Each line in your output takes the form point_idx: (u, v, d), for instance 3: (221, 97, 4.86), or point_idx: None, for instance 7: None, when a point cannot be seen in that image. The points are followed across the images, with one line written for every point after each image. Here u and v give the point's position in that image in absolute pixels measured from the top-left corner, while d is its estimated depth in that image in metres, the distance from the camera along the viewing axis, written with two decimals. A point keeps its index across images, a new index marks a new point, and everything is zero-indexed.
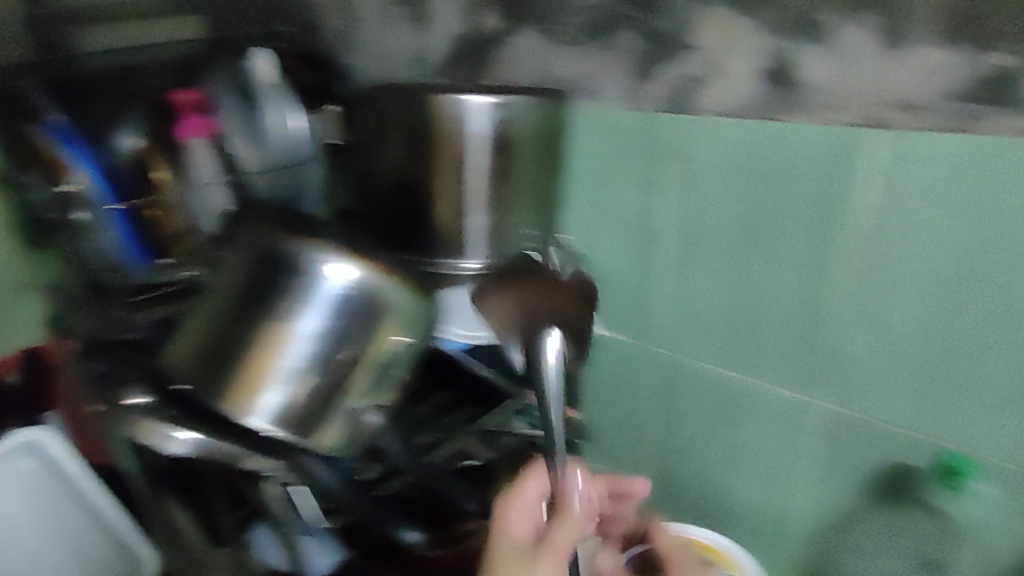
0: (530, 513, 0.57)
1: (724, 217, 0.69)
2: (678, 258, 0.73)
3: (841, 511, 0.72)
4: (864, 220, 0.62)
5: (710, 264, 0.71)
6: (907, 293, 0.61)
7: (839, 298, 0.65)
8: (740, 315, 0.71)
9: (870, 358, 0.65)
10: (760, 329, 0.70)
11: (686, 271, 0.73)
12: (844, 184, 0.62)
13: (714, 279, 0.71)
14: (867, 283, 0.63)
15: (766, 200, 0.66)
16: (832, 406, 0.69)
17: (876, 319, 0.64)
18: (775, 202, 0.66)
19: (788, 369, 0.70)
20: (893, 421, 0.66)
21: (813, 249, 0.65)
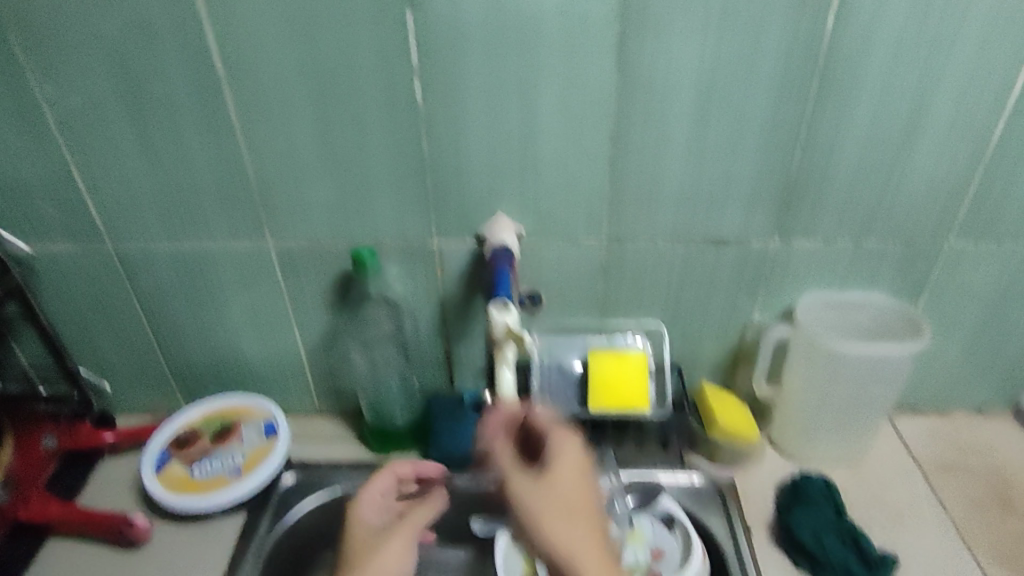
0: (383, 484, 0.72)
1: (95, 65, 0.68)
2: (117, 110, 0.71)
3: (399, 318, 0.82)
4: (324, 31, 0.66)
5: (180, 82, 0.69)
6: (312, 74, 0.69)
7: (319, 86, 0.69)
8: (168, 155, 0.73)
9: (303, 188, 0.75)
10: (181, 133, 0.72)
11: (176, 135, 0.72)
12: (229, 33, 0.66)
13: (134, 120, 0.71)
14: (304, 68, 0.68)
15: (162, 64, 0.68)
16: (424, 285, 0.80)
17: (294, 77, 0.69)
18: (148, 61, 0.68)
19: (254, 168, 0.74)
20: (457, 283, 0.80)
21: (195, 52, 0.67)
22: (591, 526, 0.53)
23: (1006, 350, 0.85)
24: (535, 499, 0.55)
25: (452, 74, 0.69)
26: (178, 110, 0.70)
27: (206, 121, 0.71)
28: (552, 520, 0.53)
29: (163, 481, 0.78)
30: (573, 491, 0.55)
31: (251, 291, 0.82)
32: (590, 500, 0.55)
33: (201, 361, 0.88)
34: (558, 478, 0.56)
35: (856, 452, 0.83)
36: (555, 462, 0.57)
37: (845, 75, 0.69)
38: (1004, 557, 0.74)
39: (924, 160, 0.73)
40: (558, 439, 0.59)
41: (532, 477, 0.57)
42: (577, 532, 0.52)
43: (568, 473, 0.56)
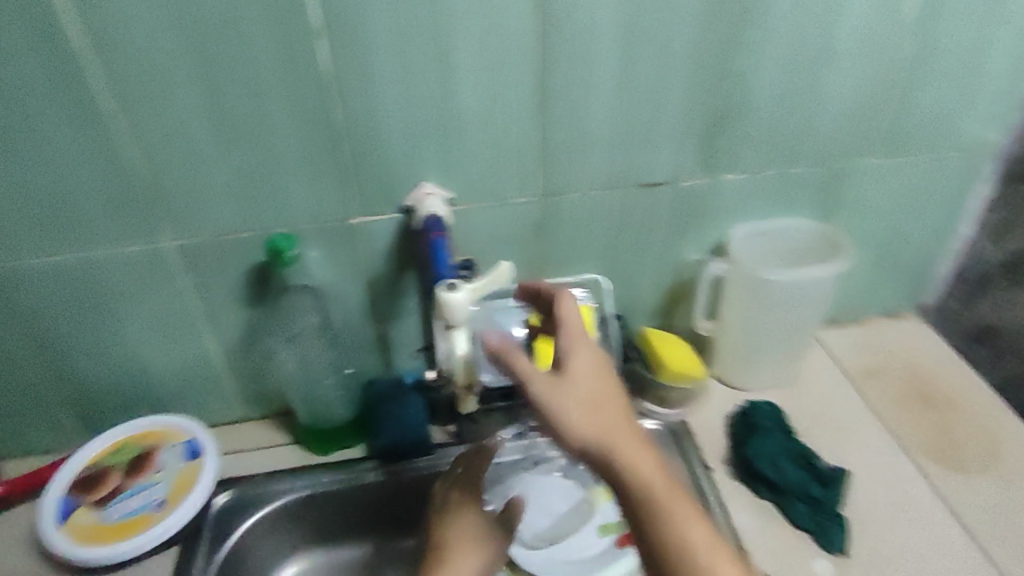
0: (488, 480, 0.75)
1: None
2: None
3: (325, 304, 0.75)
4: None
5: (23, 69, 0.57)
6: (194, 47, 0.58)
7: (203, 62, 0.59)
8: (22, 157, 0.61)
9: (197, 178, 0.65)
10: (38, 131, 0.60)
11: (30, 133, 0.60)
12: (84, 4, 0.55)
13: None
14: (180, 39, 0.58)
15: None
16: (348, 266, 0.74)
17: (170, 54, 0.58)
18: None
19: (133, 162, 0.63)
20: (385, 259, 0.74)
21: (40, 32, 0.55)
22: (614, 413, 0.52)
23: (910, 256, 0.91)
24: (552, 395, 0.52)
25: (357, 30, 0.61)
26: (28, 96, 0.58)
27: (66, 113, 0.59)
28: (572, 409, 0.51)
29: (70, 533, 0.68)
30: (591, 376, 0.54)
31: (147, 298, 0.71)
32: (607, 386, 0.54)
33: (94, 385, 0.76)
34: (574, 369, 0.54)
35: (793, 372, 0.86)
36: (571, 360, 0.54)
37: (766, 1, 0.66)
38: (929, 448, 0.80)
39: (840, 82, 0.74)
40: (569, 340, 0.56)
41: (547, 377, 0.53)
42: (601, 420, 0.51)
43: (585, 367, 0.54)
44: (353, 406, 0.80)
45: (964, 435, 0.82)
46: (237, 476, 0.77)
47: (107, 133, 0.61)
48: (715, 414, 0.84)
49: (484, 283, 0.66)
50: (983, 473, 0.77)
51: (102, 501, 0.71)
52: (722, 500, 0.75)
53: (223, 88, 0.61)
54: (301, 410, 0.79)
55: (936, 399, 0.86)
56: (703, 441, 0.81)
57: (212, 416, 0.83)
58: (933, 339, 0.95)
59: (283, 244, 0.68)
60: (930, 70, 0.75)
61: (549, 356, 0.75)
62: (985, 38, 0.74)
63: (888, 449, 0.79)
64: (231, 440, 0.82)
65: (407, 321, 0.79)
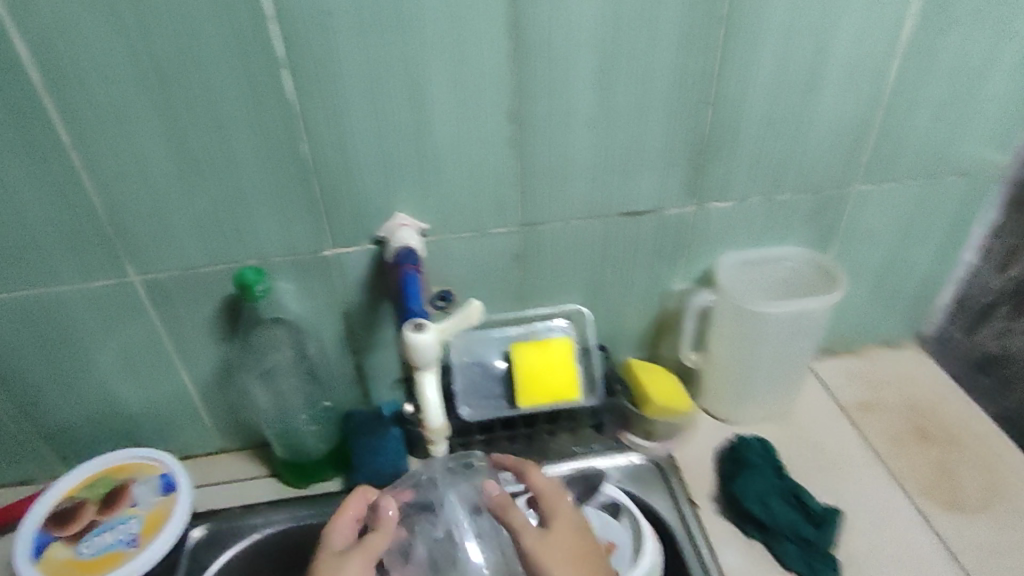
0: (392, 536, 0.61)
1: None
2: None
3: (300, 336, 0.74)
4: (169, 30, 0.55)
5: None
6: (157, 83, 0.58)
7: (167, 97, 0.59)
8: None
9: (164, 213, 0.65)
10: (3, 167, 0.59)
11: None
12: (46, 41, 0.54)
13: None
14: (144, 75, 0.57)
15: None
16: (321, 299, 0.73)
17: (134, 90, 0.58)
18: None
19: (99, 195, 0.63)
20: (360, 291, 0.73)
21: (2, 68, 0.55)
22: None
23: (909, 285, 0.88)
24: (544, 554, 0.57)
25: (324, 64, 0.60)
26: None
27: (30, 149, 0.59)
28: (559, 566, 0.57)
29: (44, 570, 0.66)
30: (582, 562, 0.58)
31: (119, 330, 0.71)
32: (587, 549, 0.59)
33: (70, 417, 0.76)
34: (558, 530, 0.60)
35: (786, 405, 0.84)
36: (553, 522, 0.61)
37: (748, 27, 0.64)
38: (928, 487, 0.77)
39: (830, 109, 0.71)
40: (551, 504, 0.62)
41: (537, 535, 0.59)
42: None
43: (566, 530, 0.60)
44: (332, 439, 0.78)
45: (965, 473, 0.78)
46: (212, 510, 0.76)
47: (71, 169, 0.61)
48: (704, 448, 0.82)
49: (450, 324, 0.60)
50: (984, 514, 0.74)
51: (77, 538, 0.69)
52: (708, 538, 0.72)
53: (189, 122, 0.60)
54: (276, 443, 0.78)
55: (936, 434, 0.82)
56: (691, 476, 0.79)
57: (191, 446, 0.83)
58: (933, 369, 0.92)
59: (253, 278, 0.66)
60: (924, 96, 0.72)
61: (530, 387, 0.75)
62: (983, 63, 0.71)
63: (881, 487, 0.77)
64: (211, 472, 0.81)
65: (384, 353, 0.78)
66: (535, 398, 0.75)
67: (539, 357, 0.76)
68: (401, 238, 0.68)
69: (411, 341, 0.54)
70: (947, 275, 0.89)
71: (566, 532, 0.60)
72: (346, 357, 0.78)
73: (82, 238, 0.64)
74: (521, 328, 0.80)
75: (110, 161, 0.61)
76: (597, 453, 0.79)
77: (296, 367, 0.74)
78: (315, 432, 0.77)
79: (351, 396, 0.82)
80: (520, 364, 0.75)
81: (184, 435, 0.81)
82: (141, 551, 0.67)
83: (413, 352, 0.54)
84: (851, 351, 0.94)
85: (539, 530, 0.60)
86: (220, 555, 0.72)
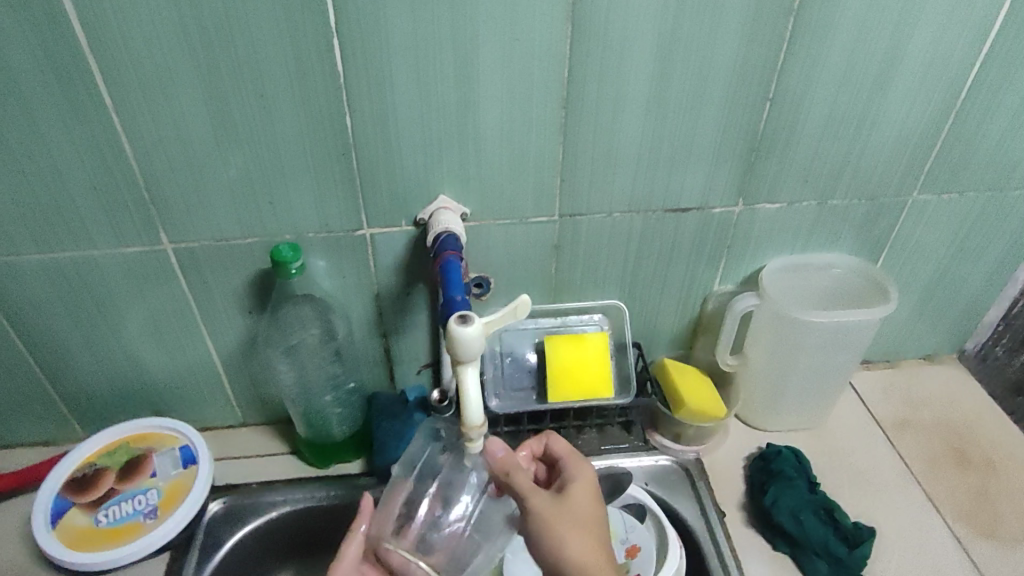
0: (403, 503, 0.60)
1: None
2: None
3: (330, 315, 0.73)
4: None
5: (24, 61, 0.54)
6: (201, 48, 0.55)
7: (210, 64, 0.56)
8: (22, 148, 0.58)
9: (200, 182, 0.62)
10: (39, 125, 0.57)
11: (29, 126, 0.57)
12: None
13: None
14: (187, 39, 0.54)
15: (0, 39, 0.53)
16: (354, 278, 0.71)
17: (177, 54, 0.55)
18: None
19: (135, 160, 0.60)
20: (394, 274, 0.71)
21: (42, 24, 0.52)
22: (596, 542, 0.52)
23: (956, 300, 0.85)
24: (554, 521, 0.52)
25: (374, 36, 0.56)
26: (28, 89, 0.55)
27: (68, 109, 0.57)
28: (568, 533, 0.52)
29: (62, 537, 0.66)
30: (590, 530, 0.53)
31: (147, 297, 0.69)
32: (600, 517, 0.55)
33: (94, 380, 0.75)
34: (572, 492, 0.55)
35: (819, 417, 0.82)
36: (569, 488, 0.56)
37: (821, 19, 0.60)
38: (965, 513, 0.74)
39: (898, 113, 0.67)
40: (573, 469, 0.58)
41: (549, 498, 0.54)
42: (584, 542, 0.52)
43: (582, 496, 0.55)
44: (355, 422, 0.77)
45: (1004, 502, 0.76)
46: (231, 484, 0.75)
47: (108, 131, 0.58)
48: (733, 455, 0.80)
49: (497, 317, 0.53)
50: (1023, 546, 0.72)
51: (95, 505, 0.69)
52: (735, 548, 0.70)
53: (231, 92, 0.57)
54: (299, 422, 0.76)
55: (974, 458, 0.80)
56: (719, 484, 0.77)
57: (212, 417, 0.82)
58: (973, 387, 0.89)
59: (287, 255, 0.63)
60: (1000, 101, 0.68)
61: (562, 382, 0.74)
62: None
63: (915, 508, 0.75)
64: (231, 445, 0.80)
65: (414, 336, 0.77)
66: (566, 394, 0.74)
67: (574, 352, 0.74)
68: (441, 224, 0.65)
69: (460, 334, 0.48)
70: (996, 291, 0.85)
71: (580, 493, 0.55)
72: (373, 337, 0.77)
73: (115, 203, 0.63)
74: (555, 320, 0.78)
75: (148, 126, 0.59)
76: (622, 453, 0.77)
77: (324, 347, 0.73)
78: (340, 414, 0.76)
79: (376, 376, 0.80)
80: (553, 358, 0.74)
81: (206, 405, 0.80)
82: (159, 524, 0.67)
83: (459, 347, 0.49)
84: (889, 363, 0.92)
85: (549, 493, 0.54)
86: (237, 533, 0.71)
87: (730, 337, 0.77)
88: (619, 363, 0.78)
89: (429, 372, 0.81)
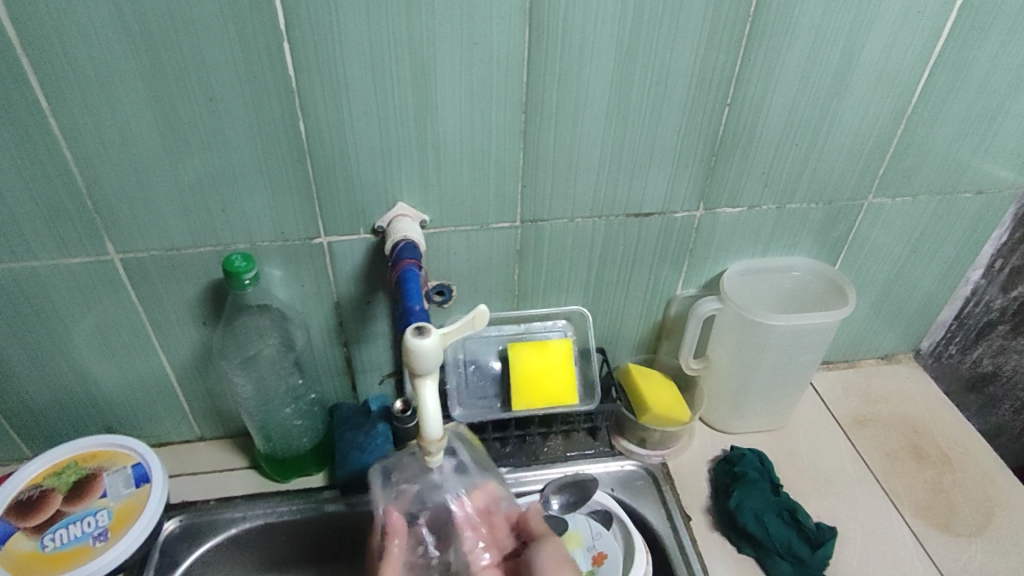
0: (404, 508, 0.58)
1: None
2: None
3: (288, 325, 0.71)
4: None
5: None
6: (146, 51, 0.53)
7: (155, 68, 0.54)
8: None
9: (149, 190, 0.60)
10: None
11: None
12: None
13: None
14: (129, 42, 0.52)
15: None
16: (311, 287, 0.69)
17: (120, 58, 0.53)
18: None
19: (78, 168, 0.58)
20: (353, 282, 0.70)
21: None
22: None
23: (911, 301, 0.87)
24: None
25: (327, 39, 0.54)
26: None
27: (5, 115, 0.54)
28: None
29: (5, 563, 0.63)
30: None
31: (95, 309, 0.67)
32: None
33: (40, 397, 0.72)
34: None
35: (782, 417, 0.83)
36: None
37: (776, 24, 0.60)
38: (923, 508, 0.76)
39: (852, 118, 0.68)
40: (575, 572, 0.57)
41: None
42: None
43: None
44: (316, 434, 0.75)
45: (959, 495, 0.78)
46: (187, 501, 0.73)
47: (47, 139, 0.56)
48: (699, 458, 0.80)
49: (454, 329, 0.50)
50: (979, 538, 0.73)
51: (40, 528, 0.66)
52: (701, 552, 0.70)
53: (179, 96, 0.55)
54: (258, 435, 0.73)
55: (931, 453, 0.82)
56: (684, 486, 0.77)
57: (167, 432, 0.79)
58: (929, 385, 0.91)
59: (241, 265, 0.61)
60: (949, 106, 0.69)
61: (527, 389, 0.73)
62: (1011, 79, 0.68)
63: (875, 505, 0.76)
64: (188, 461, 0.78)
65: (375, 344, 0.75)
66: (531, 400, 0.73)
67: (537, 358, 0.74)
68: (399, 233, 0.64)
69: (416, 348, 0.46)
70: (949, 291, 0.87)
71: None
72: (334, 347, 0.75)
73: (58, 212, 0.60)
74: (519, 327, 0.78)
75: (90, 133, 0.56)
76: (588, 458, 0.77)
77: (282, 357, 0.71)
78: (301, 426, 0.74)
79: (337, 386, 0.79)
80: (516, 365, 0.74)
81: (160, 419, 0.77)
82: (109, 546, 0.64)
83: (415, 360, 0.47)
84: (849, 362, 0.93)
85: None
86: (193, 551, 0.69)
87: (693, 340, 0.77)
88: (584, 367, 0.79)
89: (393, 381, 0.80)
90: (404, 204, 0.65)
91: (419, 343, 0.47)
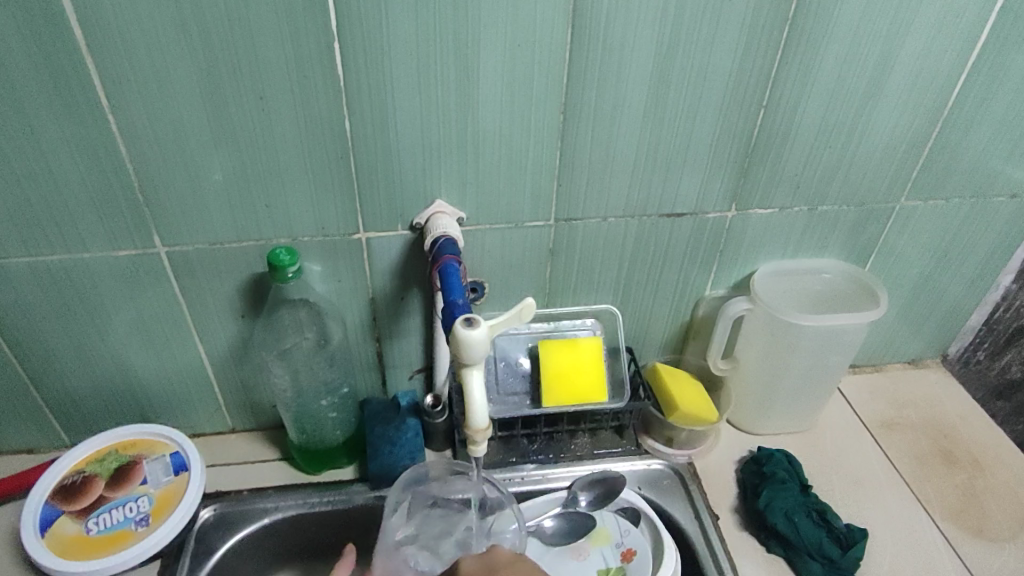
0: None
1: None
2: None
3: (323, 319, 0.72)
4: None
5: (25, 61, 0.53)
6: (205, 51, 0.55)
7: (210, 66, 0.55)
8: (16, 149, 0.57)
9: (197, 184, 0.62)
10: (34, 127, 0.56)
11: (24, 127, 0.56)
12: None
13: None
14: (188, 42, 0.54)
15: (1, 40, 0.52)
16: (347, 283, 0.71)
17: (179, 56, 0.54)
18: None
19: (130, 162, 0.60)
20: (388, 278, 0.71)
21: (40, 23, 0.51)
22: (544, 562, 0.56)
23: (940, 306, 0.87)
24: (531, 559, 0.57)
25: (376, 40, 0.56)
26: (24, 88, 0.54)
27: (67, 110, 0.56)
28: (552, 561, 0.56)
29: (51, 544, 0.65)
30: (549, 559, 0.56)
31: (141, 301, 0.68)
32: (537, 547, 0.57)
33: (84, 386, 0.74)
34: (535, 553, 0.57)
35: (808, 420, 0.83)
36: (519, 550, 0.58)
37: (815, 26, 0.61)
38: (954, 512, 0.76)
39: (887, 120, 0.69)
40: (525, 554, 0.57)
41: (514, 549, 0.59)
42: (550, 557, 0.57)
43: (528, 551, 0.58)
44: (348, 427, 0.76)
45: (990, 500, 0.77)
46: (221, 491, 0.74)
47: (105, 133, 0.58)
48: (726, 458, 0.81)
49: (502, 321, 0.53)
50: (1011, 543, 0.73)
51: (85, 512, 0.67)
52: (729, 551, 0.70)
53: (233, 94, 0.57)
54: (292, 427, 0.75)
55: (962, 458, 0.82)
56: (712, 486, 0.77)
57: (201, 424, 0.81)
58: (957, 392, 0.91)
59: (286, 258, 0.62)
60: (984, 111, 0.70)
61: (557, 387, 0.74)
62: None
63: (906, 508, 0.76)
64: (221, 452, 0.80)
65: (407, 340, 0.77)
66: (561, 398, 0.74)
67: (567, 356, 0.75)
68: (437, 230, 0.65)
69: (465, 338, 0.48)
70: (979, 295, 0.87)
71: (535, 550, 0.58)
72: (367, 343, 0.76)
73: (111, 205, 0.62)
74: (548, 324, 0.78)
75: (147, 130, 0.58)
76: (615, 457, 0.78)
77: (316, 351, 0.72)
78: (334, 419, 0.75)
79: (368, 379, 0.80)
80: (546, 363, 0.74)
81: (196, 410, 0.79)
82: (151, 531, 0.66)
83: (464, 351, 0.48)
84: (874, 366, 0.93)
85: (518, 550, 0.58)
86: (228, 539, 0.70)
87: (722, 342, 0.78)
88: (611, 366, 0.79)
89: (422, 377, 0.81)
90: (441, 202, 0.67)
91: (473, 331, 0.49)
